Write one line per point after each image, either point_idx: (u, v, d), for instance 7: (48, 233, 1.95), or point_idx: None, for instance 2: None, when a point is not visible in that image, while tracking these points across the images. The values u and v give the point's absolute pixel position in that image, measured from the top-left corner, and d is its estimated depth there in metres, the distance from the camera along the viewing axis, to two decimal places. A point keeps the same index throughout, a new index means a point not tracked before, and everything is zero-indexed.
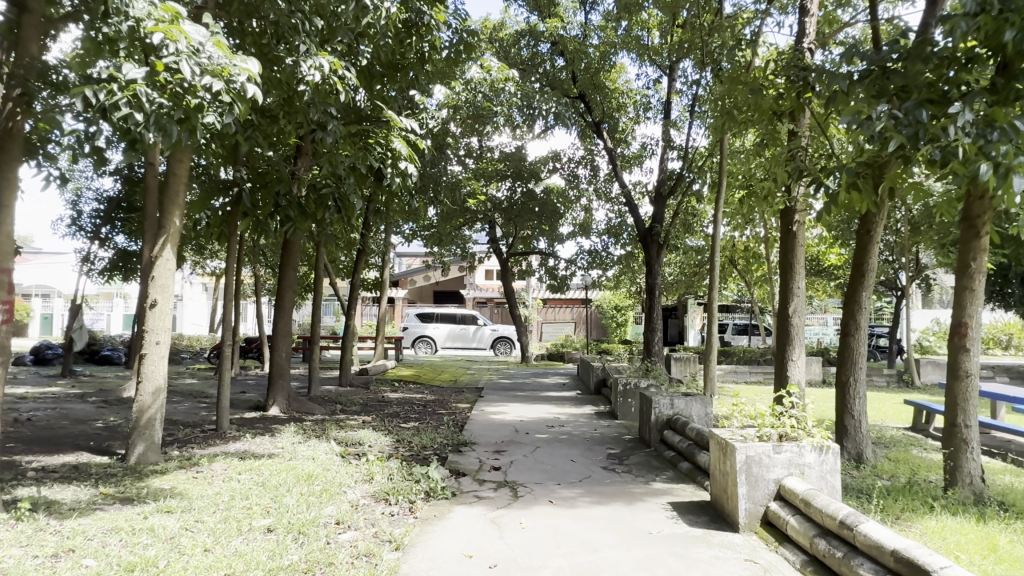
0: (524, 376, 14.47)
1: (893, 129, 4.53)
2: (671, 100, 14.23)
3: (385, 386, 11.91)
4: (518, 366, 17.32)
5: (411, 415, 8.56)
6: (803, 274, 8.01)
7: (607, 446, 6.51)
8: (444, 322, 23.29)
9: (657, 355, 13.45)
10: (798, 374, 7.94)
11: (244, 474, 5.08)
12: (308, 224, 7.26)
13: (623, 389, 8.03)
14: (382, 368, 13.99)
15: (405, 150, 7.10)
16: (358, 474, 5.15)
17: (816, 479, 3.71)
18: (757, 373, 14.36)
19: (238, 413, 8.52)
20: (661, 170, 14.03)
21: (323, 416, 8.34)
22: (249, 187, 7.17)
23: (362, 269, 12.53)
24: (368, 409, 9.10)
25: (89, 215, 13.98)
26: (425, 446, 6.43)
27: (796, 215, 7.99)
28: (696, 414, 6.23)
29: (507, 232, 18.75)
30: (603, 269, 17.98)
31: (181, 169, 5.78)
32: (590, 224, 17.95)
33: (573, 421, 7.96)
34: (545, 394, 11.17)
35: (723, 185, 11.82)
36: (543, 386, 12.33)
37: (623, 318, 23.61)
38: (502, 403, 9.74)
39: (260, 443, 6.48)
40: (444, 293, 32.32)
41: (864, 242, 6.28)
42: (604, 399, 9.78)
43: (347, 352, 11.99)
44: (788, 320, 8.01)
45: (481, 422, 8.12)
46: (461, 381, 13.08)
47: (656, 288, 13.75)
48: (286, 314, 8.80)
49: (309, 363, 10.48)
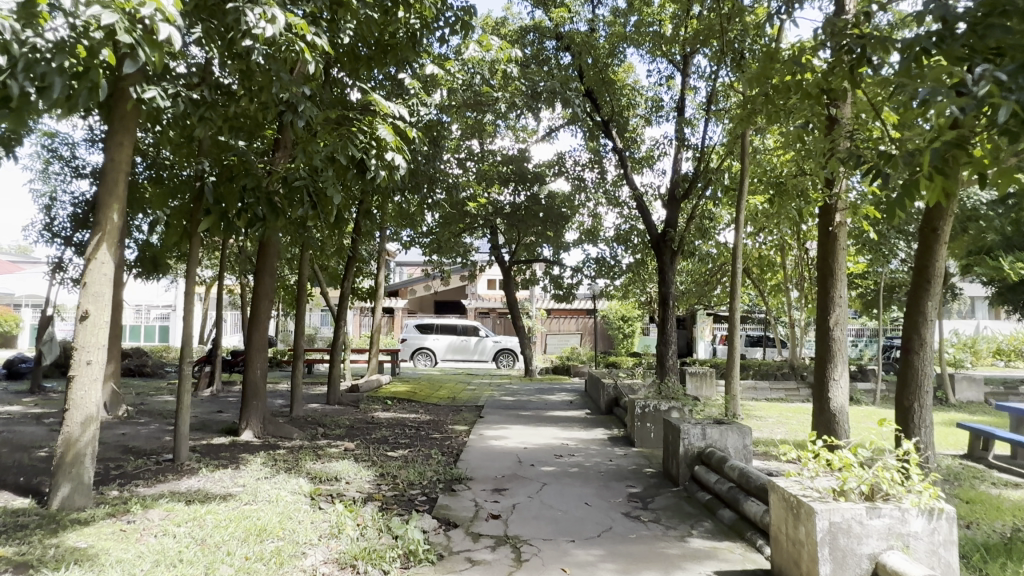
0: (528, 392, 13.49)
1: (1000, 96, 3.58)
2: (684, 95, 13.35)
3: (377, 405, 10.96)
4: (522, 381, 16.34)
5: (400, 441, 7.60)
6: (846, 281, 7.06)
7: (627, 483, 5.54)
8: (444, 334, 22.35)
9: (671, 370, 12.47)
10: (841, 395, 6.97)
11: (182, 528, 4.11)
12: (280, 222, 6.34)
13: (639, 412, 7.05)
14: (376, 383, 13.04)
15: (392, 138, 6.20)
16: (325, 526, 4.18)
17: (926, 555, 2.75)
18: (778, 390, 13.37)
19: (205, 439, 7.56)
20: (674, 171, 13.15)
21: (300, 443, 7.36)
22: (213, 181, 6.25)
23: (354, 274, 11.61)
24: (353, 433, 8.12)
25: (64, 221, 13.12)
26: (412, 484, 5.46)
27: (837, 214, 7.03)
28: (732, 445, 5.25)
29: (509, 238, 17.81)
30: (610, 279, 17.04)
31: (123, 155, 4.90)
32: (597, 230, 16.98)
33: (584, 449, 6.99)
34: (550, 413, 10.20)
35: (745, 184, 10.90)
36: (548, 405, 11.35)
37: (631, 329, 22.67)
38: (503, 426, 8.77)
39: (218, 479, 5.51)
40: (445, 303, 31.42)
41: (929, 242, 5.31)
42: (616, 421, 8.80)
43: (336, 366, 11.04)
44: (828, 333, 7.05)
45: (480, 449, 7.15)
46: (460, 399, 12.11)
47: (670, 297, 12.82)
48: (262, 327, 7.87)
49: (293, 377, 9.53)
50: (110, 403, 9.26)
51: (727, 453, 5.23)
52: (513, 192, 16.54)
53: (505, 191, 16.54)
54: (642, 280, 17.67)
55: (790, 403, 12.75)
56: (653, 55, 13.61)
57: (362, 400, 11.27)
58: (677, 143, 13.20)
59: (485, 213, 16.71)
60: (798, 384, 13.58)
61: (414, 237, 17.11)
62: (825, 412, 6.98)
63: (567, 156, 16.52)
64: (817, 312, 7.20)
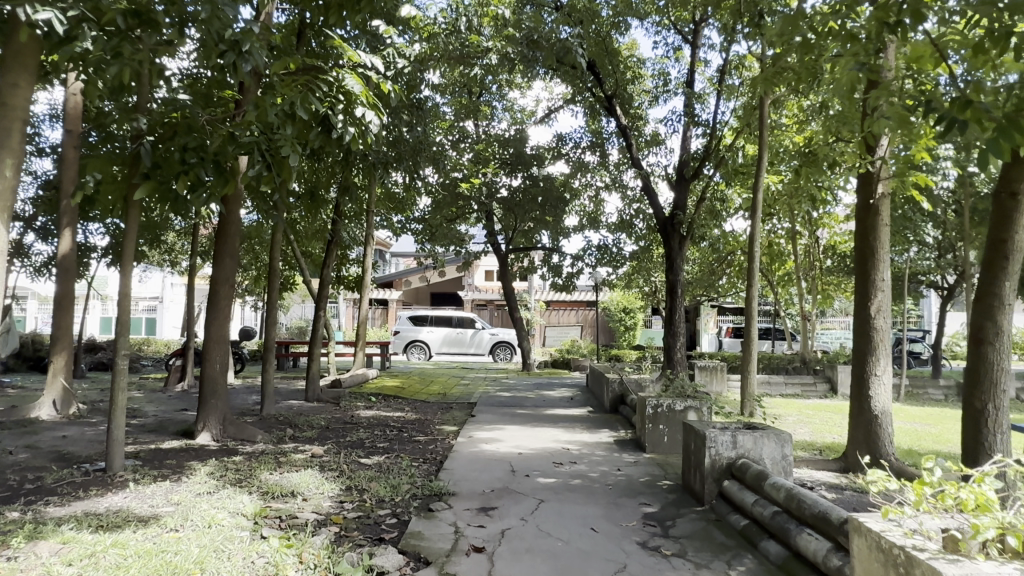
0: (527, 387, 12.56)
1: None
2: (695, 68, 12.35)
3: (360, 401, 10.05)
4: (519, 375, 15.42)
5: (378, 445, 6.67)
6: (889, 262, 6.12)
7: (641, 500, 4.61)
8: (439, 326, 21.46)
9: (679, 364, 11.55)
10: (884, 394, 6.04)
11: (71, 568, 3.16)
12: (231, 190, 5.41)
13: (650, 413, 6.14)
14: (363, 377, 12.14)
15: (360, 90, 5.26)
16: (258, 566, 3.23)
17: None
18: (793, 386, 12.47)
19: (155, 442, 6.64)
20: (682, 150, 12.17)
21: (262, 448, 6.43)
22: (152, 141, 5.31)
23: (335, 256, 10.63)
24: (325, 436, 7.19)
25: (25, 203, 12.18)
26: (381, 503, 4.53)
27: (880, 183, 6.10)
28: (769, 456, 4.33)
29: (506, 225, 16.82)
30: (613, 267, 16.08)
31: (16, 100, 3.71)
32: (600, 215, 15.99)
33: (588, 455, 6.06)
34: (548, 411, 9.28)
35: (763, 159, 9.95)
36: (547, 401, 10.42)
37: (633, 322, 21.73)
38: (497, 426, 7.83)
39: (149, 496, 4.56)
40: (441, 295, 30.48)
41: (1007, 209, 4.37)
42: (623, 422, 7.87)
43: (314, 359, 10.12)
44: (868, 322, 6.10)
45: (467, 456, 6.22)
46: (452, 395, 11.20)
47: (678, 286, 11.90)
48: (223, 315, 6.97)
49: (264, 370, 8.58)
50: (61, 401, 8.33)
51: (763, 465, 4.31)
52: (510, 175, 15.55)
53: (503, 176, 15.56)
54: (646, 269, 16.75)
55: (807, 399, 11.86)
56: (660, 24, 12.61)
57: (344, 396, 10.37)
58: (686, 120, 12.24)
59: (481, 194, 15.69)
60: (815, 378, 12.67)
61: (405, 221, 16.11)
62: (865, 413, 6.05)
63: (567, 138, 15.55)
64: (854, 297, 6.27)
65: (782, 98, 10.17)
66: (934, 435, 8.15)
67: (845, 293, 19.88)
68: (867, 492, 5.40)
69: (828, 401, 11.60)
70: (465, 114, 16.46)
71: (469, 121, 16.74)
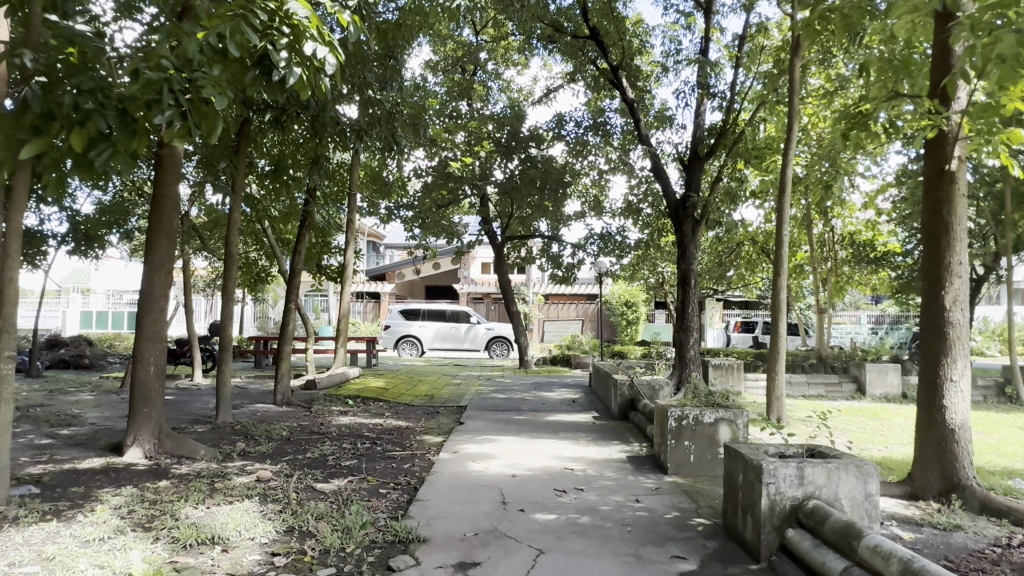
0: (524, 387, 11.46)
1: None
2: (710, 35, 11.16)
3: (335, 404, 8.91)
4: (515, 373, 14.29)
5: (343, 464, 5.53)
6: (967, 240, 4.98)
7: (672, 550, 3.48)
8: (431, 320, 20.33)
9: (693, 362, 10.44)
10: (961, 404, 4.89)
11: None
12: (142, 149, 4.20)
13: (673, 427, 5.04)
14: (343, 376, 10.97)
15: (309, 17, 4.13)
16: None
17: None
18: (816, 386, 11.37)
19: (74, 460, 5.50)
20: (697, 125, 10.98)
21: (201, 468, 5.29)
22: (41, 83, 4.11)
23: (308, 241, 9.41)
24: (283, 450, 6.06)
25: None
26: (325, 558, 3.39)
27: (954, 143, 5.02)
28: (847, 495, 3.22)
29: (502, 211, 15.69)
30: (617, 257, 14.96)
31: None
32: (603, 201, 14.85)
33: (597, 479, 4.94)
34: (548, 417, 8.14)
35: (794, 132, 8.67)
36: (547, 405, 9.29)
37: (635, 316, 20.60)
38: (489, 436, 6.71)
39: (14, 548, 3.41)
40: (436, 288, 29.30)
41: None
42: (636, 431, 6.76)
43: (283, 357, 8.97)
44: (942, 315, 4.95)
45: (450, 479, 5.09)
46: (440, 397, 10.07)
47: (691, 276, 10.77)
48: (158, 307, 5.82)
49: (219, 368, 7.44)
50: None
51: (839, 508, 3.20)
52: (504, 162, 14.25)
53: (497, 165, 14.23)
54: (652, 259, 15.57)
55: (833, 401, 10.73)
56: None
57: (318, 398, 9.23)
58: (699, 94, 11.02)
59: (474, 177, 14.43)
60: (840, 378, 11.56)
61: (392, 207, 14.72)
62: (938, 428, 4.90)
63: (567, 118, 14.43)
64: (921, 286, 5.13)
65: (814, 60, 9.01)
66: (997, 448, 7.04)
67: (861, 286, 18.76)
68: (953, 531, 4.28)
69: (857, 403, 10.49)
70: (458, 93, 15.27)
71: (462, 100, 15.56)
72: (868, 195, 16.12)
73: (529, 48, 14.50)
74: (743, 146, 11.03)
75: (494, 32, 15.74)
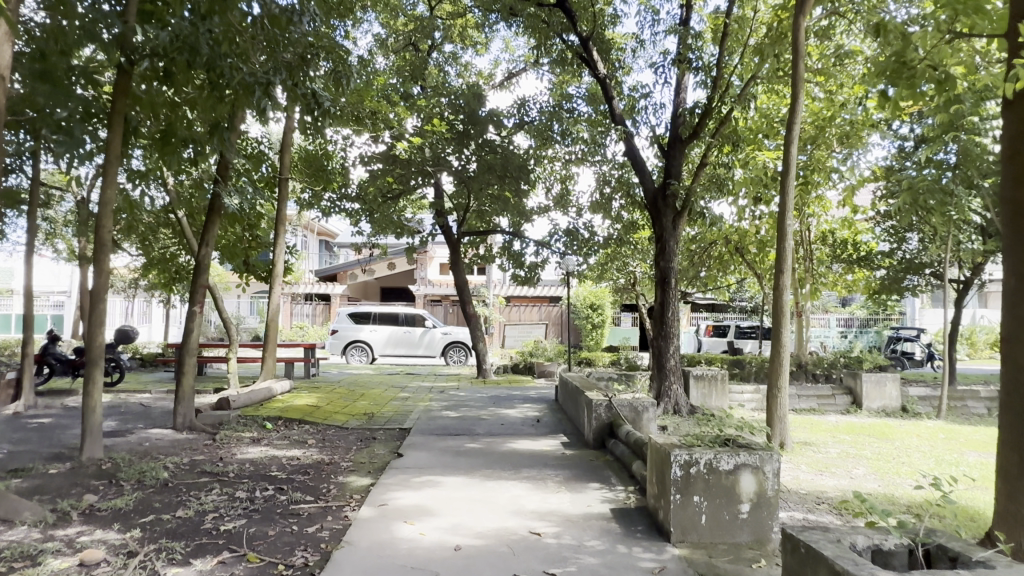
0: (481, 402, 10.00)
1: None
2: (691, 4, 9.88)
3: (248, 429, 7.29)
4: (471, 384, 12.82)
5: (225, 531, 3.97)
6: None
7: None
8: (383, 324, 18.70)
9: (673, 374, 9.18)
10: None
11: None
12: None
13: (677, 477, 3.67)
14: (268, 392, 9.31)
15: None
16: None
17: None
18: (808, 399, 10.16)
19: None
20: (676, 105, 9.71)
21: (8, 544, 3.66)
22: None
23: (219, 230, 7.76)
24: (148, 506, 4.45)
25: None
26: None
27: None
28: None
29: (459, 204, 14.21)
30: (585, 255, 13.62)
31: None
32: (570, 193, 13.49)
33: (573, 554, 3.51)
34: (507, 445, 6.68)
35: (799, 107, 7.13)
36: (508, 426, 7.82)
37: (601, 319, 19.30)
38: (431, 476, 5.23)
39: None
40: (391, 290, 27.63)
41: None
42: (618, 470, 5.39)
43: (184, 372, 7.31)
44: None
45: (370, 552, 3.60)
46: (382, 416, 8.53)
47: (671, 276, 9.45)
48: None
49: (84, 389, 5.77)
50: None
51: None
52: (460, 154, 12.55)
53: (452, 152, 12.52)
54: (622, 257, 14.25)
55: (829, 416, 9.54)
56: None
57: (229, 421, 7.60)
58: (679, 68, 9.60)
59: (424, 160, 12.60)
60: (833, 389, 10.38)
61: (334, 198, 13.27)
62: None
63: (529, 102, 13.11)
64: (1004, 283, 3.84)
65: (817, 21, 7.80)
66: None
67: (836, 288, 17.84)
68: None
69: (856, 418, 9.31)
70: (410, 74, 13.79)
71: (413, 82, 14.02)
72: (846, 191, 15.14)
73: (489, 25, 13.07)
74: (731, 128, 9.81)
75: (450, 7, 14.27)
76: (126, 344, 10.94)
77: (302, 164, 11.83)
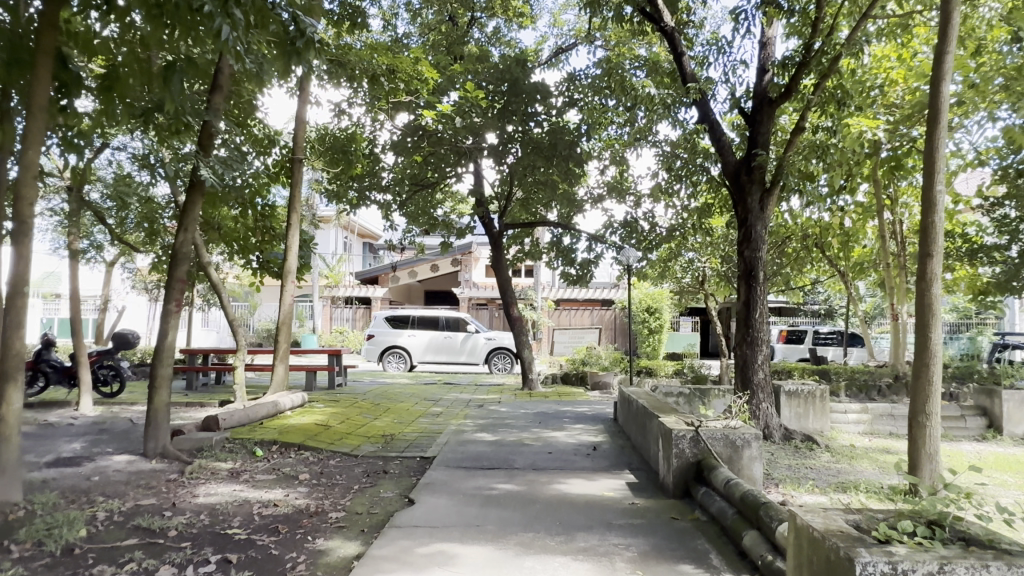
0: (526, 420, 8.37)
1: None
2: None
3: (231, 458, 5.83)
4: (515, 397, 11.24)
5: None
6: None
7: None
8: (422, 328, 17.29)
9: (762, 388, 7.40)
10: None
11: None
12: None
13: None
14: (274, 408, 7.89)
15: None
16: None
17: None
18: None
19: None
20: (762, 60, 7.93)
21: None
22: None
23: (202, 211, 6.34)
24: None
25: None
26: None
27: None
28: None
29: (501, 192, 12.65)
30: (645, 250, 11.86)
31: None
32: (627, 178, 11.77)
33: None
34: (556, 485, 5.03)
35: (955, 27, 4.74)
36: (557, 455, 6.17)
37: (660, 323, 17.40)
38: (444, 544, 3.60)
39: None
40: (434, 292, 26.29)
41: None
42: (716, 541, 3.63)
43: (157, 386, 5.90)
44: None
45: None
46: (402, 439, 6.99)
47: (758, 269, 7.63)
48: None
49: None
50: None
51: None
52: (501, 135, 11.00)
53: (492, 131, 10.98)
54: (686, 251, 12.44)
55: (963, 444, 7.56)
56: None
57: (212, 446, 6.16)
58: (765, 14, 7.81)
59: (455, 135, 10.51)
60: (961, 410, 8.37)
61: (362, 188, 11.89)
62: None
63: (579, 76, 11.46)
64: None
65: None
66: None
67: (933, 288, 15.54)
68: None
69: (1002, 448, 7.32)
70: (445, 51, 12.38)
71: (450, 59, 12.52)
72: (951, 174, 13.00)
73: None
74: (835, 85, 7.89)
75: None
76: (126, 349, 9.74)
77: (320, 145, 10.47)
